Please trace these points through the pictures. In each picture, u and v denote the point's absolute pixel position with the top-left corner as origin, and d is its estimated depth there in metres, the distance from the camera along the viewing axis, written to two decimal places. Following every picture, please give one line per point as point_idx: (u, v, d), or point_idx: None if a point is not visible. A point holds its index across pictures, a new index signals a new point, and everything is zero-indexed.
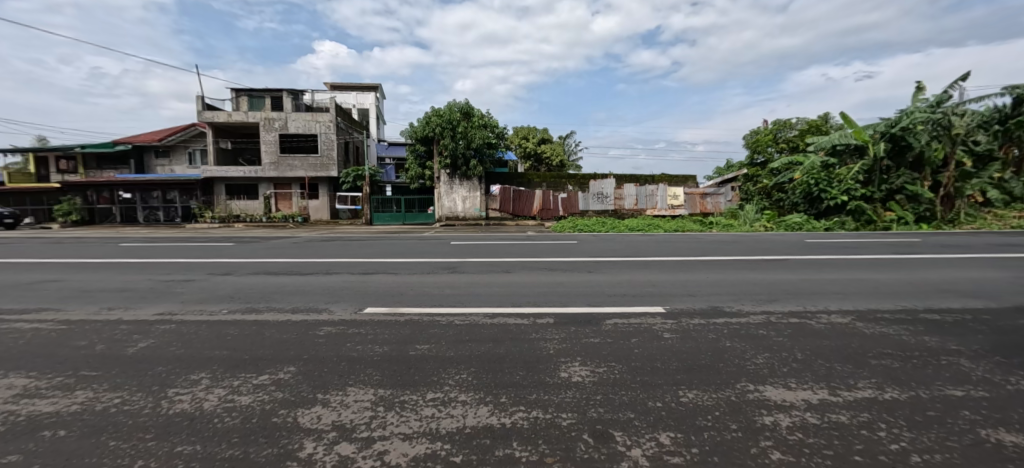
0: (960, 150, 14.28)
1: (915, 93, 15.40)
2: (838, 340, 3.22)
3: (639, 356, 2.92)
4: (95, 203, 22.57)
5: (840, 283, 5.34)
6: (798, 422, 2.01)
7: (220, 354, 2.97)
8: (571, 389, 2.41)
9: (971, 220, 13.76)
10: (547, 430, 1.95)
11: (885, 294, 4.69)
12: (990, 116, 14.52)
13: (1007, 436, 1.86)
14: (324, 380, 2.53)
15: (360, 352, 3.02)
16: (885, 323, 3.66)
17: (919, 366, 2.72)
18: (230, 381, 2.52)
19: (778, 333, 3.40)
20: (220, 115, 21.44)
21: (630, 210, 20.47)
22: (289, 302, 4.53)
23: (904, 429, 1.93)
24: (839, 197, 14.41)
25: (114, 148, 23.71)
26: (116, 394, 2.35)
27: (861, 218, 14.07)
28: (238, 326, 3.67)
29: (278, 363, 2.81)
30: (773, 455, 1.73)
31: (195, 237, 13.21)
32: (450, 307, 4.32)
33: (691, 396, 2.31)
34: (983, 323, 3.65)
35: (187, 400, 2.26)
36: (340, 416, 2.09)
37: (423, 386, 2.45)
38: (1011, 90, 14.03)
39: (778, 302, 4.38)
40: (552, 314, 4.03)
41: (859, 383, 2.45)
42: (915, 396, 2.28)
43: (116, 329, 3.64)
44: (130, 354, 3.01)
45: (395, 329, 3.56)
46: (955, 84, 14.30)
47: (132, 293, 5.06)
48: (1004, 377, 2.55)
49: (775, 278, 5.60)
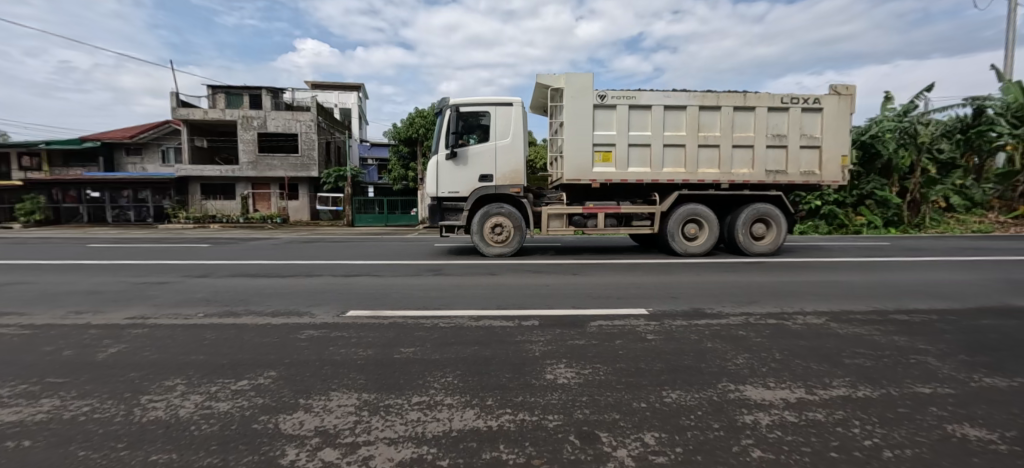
0: (926, 158, 14.91)
1: (883, 103, 15.98)
2: (814, 340, 3.33)
3: (624, 357, 2.96)
4: (61, 202, 21.68)
5: (818, 285, 5.51)
6: (777, 420, 2.07)
7: (197, 359, 2.88)
8: (557, 391, 2.43)
9: (935, 225, 14.40)
10: (535, 432, 1.96)
11: (857, 296, 4.88)
12: (953, 125, 15.10)
13: (971, 430, 1.95)
14: (307, 385, 2.48)
15: (343, 355, 2.97)
16: (858, 323, 3.80)
17: (889, 365, 2.83)
18: (207, 387, 2.44)
19: (757, 334, 3.49)
20: (196, 112, 20.93)
21: None
22: (270, 306, 4.42)
23: (876, 425, 2.00)
24: (814, 201, 14.95)
25: (82, 145, 22.73)
26: (86, 401, 2.25)
27: (834, 222, 14.69)
28: (216, 330, 3.56)
29: (257, 367, 2.75)
30: (753, 453, 1.77)
31: (170, 238, 12.73)
32: (436, 309, 4.27)
33: (675, 396, 2.35)
34: (950, 323, 3.84)
35: (162, 407, 2.18)
36: (323, 421, 2.05)
37: (408, 390, 2.43)
38: (972, 101, 14.64)
39: (755, 304, 4.49)
40: (537, 315, 4.07)
41: (834, 382, 2.53)
42: (886, 394, 2.37)
43: (84, 334, 3.48)
44: (101, 360, 2.89)
45: (381, 332, 3.52)
46: (921, 95, 14.83)
47: (103, 296, 4.86)
48: (968, 374, 2.68)
49: (753, 281, 5.74)
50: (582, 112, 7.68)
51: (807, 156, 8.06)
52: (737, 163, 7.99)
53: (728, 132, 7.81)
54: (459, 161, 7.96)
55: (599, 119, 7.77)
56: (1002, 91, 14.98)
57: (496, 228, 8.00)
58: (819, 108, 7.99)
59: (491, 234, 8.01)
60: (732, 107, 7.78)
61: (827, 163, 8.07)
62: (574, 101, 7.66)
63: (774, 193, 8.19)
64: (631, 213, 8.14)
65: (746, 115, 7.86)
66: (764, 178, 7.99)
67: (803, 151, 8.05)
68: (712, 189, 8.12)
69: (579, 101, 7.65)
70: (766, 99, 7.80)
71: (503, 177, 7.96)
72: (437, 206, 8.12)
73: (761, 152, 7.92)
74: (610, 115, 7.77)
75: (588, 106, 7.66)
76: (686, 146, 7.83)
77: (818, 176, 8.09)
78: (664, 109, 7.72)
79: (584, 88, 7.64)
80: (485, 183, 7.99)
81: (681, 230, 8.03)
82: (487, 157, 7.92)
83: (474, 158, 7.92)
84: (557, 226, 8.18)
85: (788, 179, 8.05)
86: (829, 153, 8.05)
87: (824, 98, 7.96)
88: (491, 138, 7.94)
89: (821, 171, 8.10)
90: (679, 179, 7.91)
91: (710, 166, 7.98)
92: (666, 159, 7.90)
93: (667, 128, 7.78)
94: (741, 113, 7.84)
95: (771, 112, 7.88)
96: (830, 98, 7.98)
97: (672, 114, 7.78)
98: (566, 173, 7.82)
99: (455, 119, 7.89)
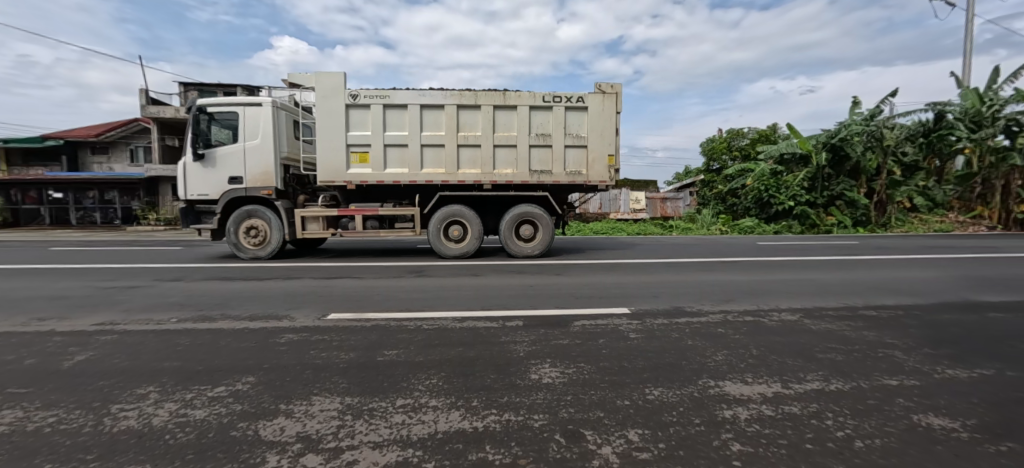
0: (891, 161, 15.62)
1: (852, 107, 16.60)
2: (788, 336, 3.44)
3: (607, 356, 3.00)
4: (20, 203, 20.61)
5: (791, 283, 5.68)
6: (755, 414, 2.13)
7: (171, 365, 2.79)
8: (542, 390, 2.44)
9: (900, 224, 15.07)
10: (520, 432, 1.97)
11: (830, 293, 5.05)
12: (917, 129, 15.94)
13: (935, 420, 2.05)
14: (288, 390, 2.43)
15: (324, 359, 2.92)
16: (831, 319, 3.95)
17: (860, 359, 2.95)
18: (181, 395, 2.36)
19: (735, 331, 3.59)
20: (166, 110, 20.21)
21: (595, 214, 20.90)
22: (246, 310, 4.29)
23: (848, 417, 2.09)
24: (787, 202, 15.41)
25: (44, 143, 21.64)
26: (51, 412, 2.14)
27: (807, 222, 15.20)
28: (190, 336, 3.45)
29: (235, 373, 2.68)
30: (732, 447, 1.82)
31: (140, 240, 12.23)
32: (419, 311, 4.22)
33: (657, 393, 2.40)
34: (915, 318, 4.02)
35: (134, 416, 2.09)
36: (305, 426, 2.01)
37: (392, 393, 2.40)
38: (933, 106, 15.38)
39: (733, 302, 4.60)
40: (521, 316, 4.07)
41: (808, 377, 2.62)
42: (857, 386, 2.47)
43: (48, 341, 3.32)
44: (66, 368, 2.76)
45: (363, 335, 3.47)
46: (886, 100, 15.52)
47: (69, 301, 4.64)
48: (932, 366, 2.82)
49: (731, 280, 5.88)
50: (333, 111, 7.56)
51: (573, 155, 8.00)
52: (501, 163, 7.93)
53: (487, 132, 7.75)
54: (208, 163, 7.76)
55: (354, 120, 7.66)
56: (961, 97, 15.74)
57: (252, 231, 7.84)
58: (584, 107, 7.89)
59: (247, 238, 7.84)
60: (491, 106, 7.71)
61: (593, 163, 8.01)
62: (325, 100, 7.50)
63: (541, 193, 8.15)
64: (392, 214, 8.01)
65: (508, 114, 7.82)
66: (528, 179, 7.96)
67: (570, 151, 7.99)
68: (475, 190, 8.06)
69: (331, 101, 7.51)
70: (526, 98, 7.74)
71: (253, 179, 7.74)
72: (188, 208, 7.89)
73: (525, 152, 7.88)
74: (366, 115, 7.65)
75: (340, 106, 7.52)
76: (446, 146, 7.75)
77: (585, 176, 8.04)
78: (420, 109, 7.64)
79: (334, 89, 7.51)
80: (235, 186, 7.78)
81: (443, 231, 7.96)
82: (237, 158, 7.72)
83: (222, 159, 7.71)
84: (315, 229, 7.96)
85: (553, 179, 8.00)
86: (596, 153, 7.99)
87: (589, 97, 7.87)
88: (239, 139, 7.72)
89: (588, 171, 8.04)
90: (438, 180, 7.82)
91: (473, 166, 7.92)
92: (425, 159, 7.82)
93: (424, 128, 7.71)
94: (502, 113, 7.79)
95: (534, 111, 7.83)
96: (594, 97, 7.88)
97: (429, 114, 7.71)
98: (320, 175, 7.67)
99: (199, 121, 7.70)
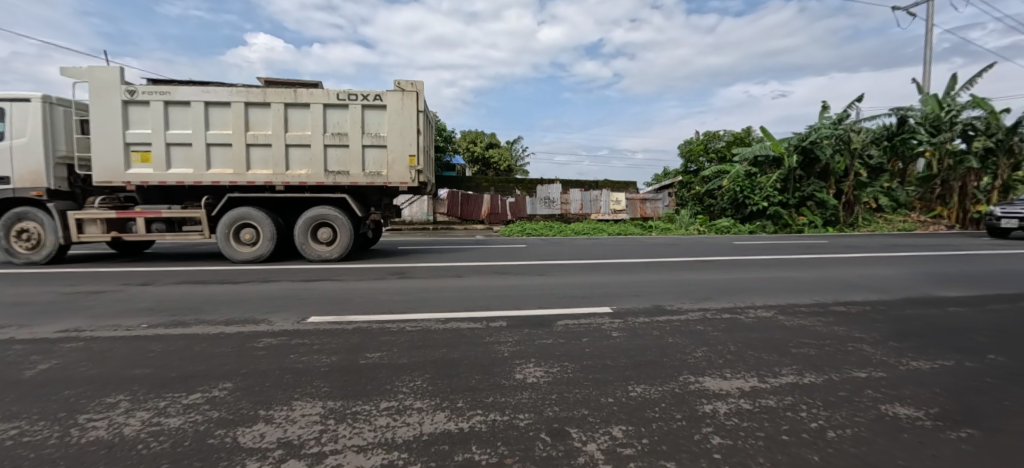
0: (857, 163, 16.18)
1: (822, 111, 17.22)
2: (763, 332, 3.55)
3: (591, 355, 3.04)
4: None
5: (765, 281, 5.87)
6: (734, 408, 2.19)
7: (143, 373, 2.68)
8: (527, 390, 2.45)
9: (867, 224, 15.83)
10: (506, 431, 1.97)
11: (802, 290, 5.24)
12: (882, 133, 16.53)
13: (901, 409, 2.16)
14: (267, 395, 2.37)
15: (305, 363, 2.86)
16: (803, 315, 4.10)
17: (831, 352, 3.08)
18: (154, 403, 2.27)
19: (713, 328, 3.69)
20: None
21: (576, 214, 21.11)
22: (223, 314, 4.16)
23: (821, 409, 2.17)
24: (761, 203, 15.92)
25: None
26: (12, 424, 2.03)
27: (779, 222, 15.86)
28: (163, 342, 3.32)
29: (211, 379, 2.60)
30: (713, 440, 1.87)
31: None
32: (401, 313, 4.19)
33: (640, 390, 2.44)
34: (881, 313, 4.22)
35: (103, 426, 2.01)
36: (286, 432, 1.97)
37: (376, 395, 2.37)
38: (897, 111, 16.16)
39: (712, 300, 4.73)
40: (504, 316, 4.07)
41: (783, 371, 2.72)
42: (829, 379, 2.58)
43: (7, 350, 3.14)
44: (28, 378, 2.62)
45: (344, 338, 3.41)
46: (853, 105, 16.19)
47: (29, 308, 4.40)
48: (897, 359, 2.96)
49: (709, 278, 6.03)
50: (109, 109, 6.96)
51: (373, 156, 7.62)
52: (296, 163, 7.42)
53: (280, 132, 7.26)
54: None
55: (133, 117, 7.06)
56: (922, 102, 16.52)
57: (24, 234, 7.15)
58: (382, 106, 7.52)
59: (20, 242, 7.16)
60: (284, 105, 7.23)
61: (393, 164, 7.64)
62: (102, 97, 6.92)
63: (338, 195, 7.65)
64: (175, 217, 7.39)
65: (303, 113, 7.32)
66: (324, 179, 7.49)
67: (370, 150, 7.61)
68: (267, 192, 7.55)
69: (103, 96, 6.92)
70: (319, 95, 7.25)
71: (22, 180, 6.96)
72: None
73: (320, 152, 7.40)
74: (146, 112, 7.07)
75: (116, 103, 6.96)
76: (235, 145, 7.20)
77: (386, 177, 7.66)
78: (205, 106, 7.10)
79: (105, 83, 6.91)
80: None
81: (234, 236, 7.44)
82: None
83: None
84: (95, 232, 7.31)
85: (352, 180, 7.59)
86: (396, 153, 7.62)
87: (388, 95, 7.49)
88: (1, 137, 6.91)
89: (389, 171, 7.67)
90: (225, 181, 7.28)
91: (267, 167, 7.42)
92: (213, 159, 7.27)
93: (212, 126, 7.16)
94: (296, 111, 7.30)
95: (329, 108, 7.37)
96: (394, 95, 7.51)
97: (218, 111, 7.16)
98: (95, 176, 7.08)
99: None
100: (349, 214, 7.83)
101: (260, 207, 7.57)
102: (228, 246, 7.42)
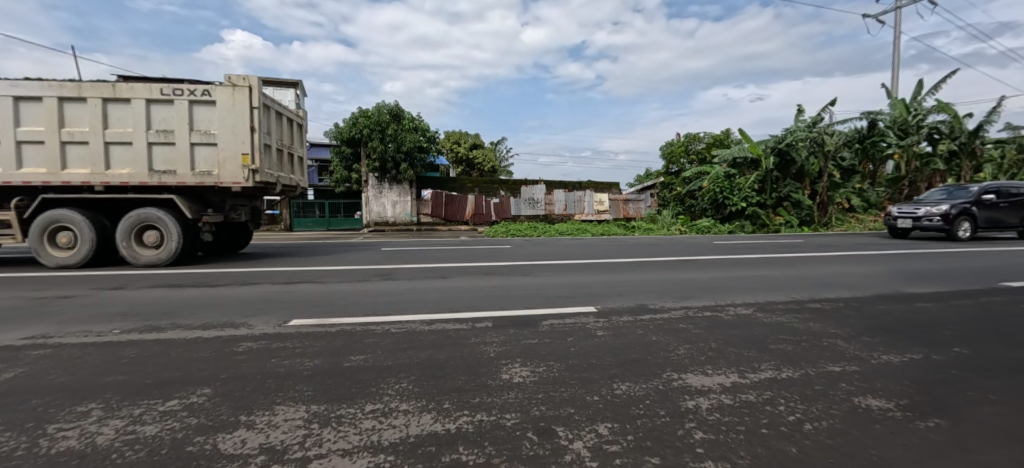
0: (831, 165, 16.73)
1: (797, 115, 17.76)
2: (744, 329, 3.64)
3: (577, 354, 3.06)
4: None
5: (744, 279, 6.03)
6: (716, 403, 2.25)
7: (117, 380, 2.59)
8: (513, 390, 2.46)
9: (839, 223, 16.37)
10: (494, 431, 1.98)
11: (779, 288, 5.40)
12: (853, 136, 16.85)
13: (872, 401, 2.25)
14: (249, 400, 2.32)
15: (288, 367, 2.80)
16: (781, 312, 4.23)
17: (808, 348, 3.18)
18: (129, 411, 2.20)
19: (695, 326, 3.76)
20: None
21: (561, 215, 21.26)
22: (201, 318, 4.04)
23: (798, 402, 2.24)
24: (740, 204, 16.35)
25: None
26: None
27: (757, 222, 16.39)
28: (138, 347, 3.21)
29: (189, 385, 2.52)
30: (696, 435, 1.91)
31: None
32: (385, 315, 4.14)
33: (625, 388, 2.48)
34: (855, 309, 4.39)
35: (75, 436, 1.93)
36: (269, 437, 1.93)
37: (362, 398, 2.34)
38: (868, 115, 16.74)
39: (694, 298, 4.82)
40: (489, 317, 4.06)
41: (762, 366, 2.80)
42: (806, 373, 2.66)
43: None
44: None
45: (327, 341, 3.35)
46: (826, 109, 16.74)
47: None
48: (870, 353, 3.07)
49: (691, 277, 6.15)
50: None
51: (201, 154, 7.39)
52: (117, 161, 7.14)
53: (97, 128, 6.97)
54: None
55: None
56: (891, 106, 17.08)
57: None
58: (211, 101, 7.30)
59: None
60: (100, 100, 6.95)
61: (224, 162, 7.42)
62: None
63: (163, 195, 7.33)
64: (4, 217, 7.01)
65: (121, 109, 7.06)
66: (145, 179, 7.19)
67: (196, 148, 7.36)
68: (84, 193, 7.23)
69: None
70: (137, 90, 7.01)
71: None
72: None
73: (141, 149, 7.12)
74: None
75: None
76: (48, 143, 6.89)
77: (215, 177, 7.42)
78: (15, 102, 6.82)
79: None
80: None
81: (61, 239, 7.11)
82: None
83: None
84: None
85: (178, 180, 7.30)
86: (226, 152, 7.40)
87: (215, 90, 7.27)
88: None
89: (219, 171, 7.43)
90: (38, 180, 6.94)
91: (84, 165, 7.09)
92: (27, 158, 6.96)
93: (27, 123, 6.87)
94: (114, 106, 7.03)
95: (150, 104, 7.13)
96: (221, 91, 7.28)
97: (28, 107, 6.88)
98: None
99: None
100: (179, 216, 7.43)
101: (79, 210, 7.19)
102: (44, 251, 7.06)
